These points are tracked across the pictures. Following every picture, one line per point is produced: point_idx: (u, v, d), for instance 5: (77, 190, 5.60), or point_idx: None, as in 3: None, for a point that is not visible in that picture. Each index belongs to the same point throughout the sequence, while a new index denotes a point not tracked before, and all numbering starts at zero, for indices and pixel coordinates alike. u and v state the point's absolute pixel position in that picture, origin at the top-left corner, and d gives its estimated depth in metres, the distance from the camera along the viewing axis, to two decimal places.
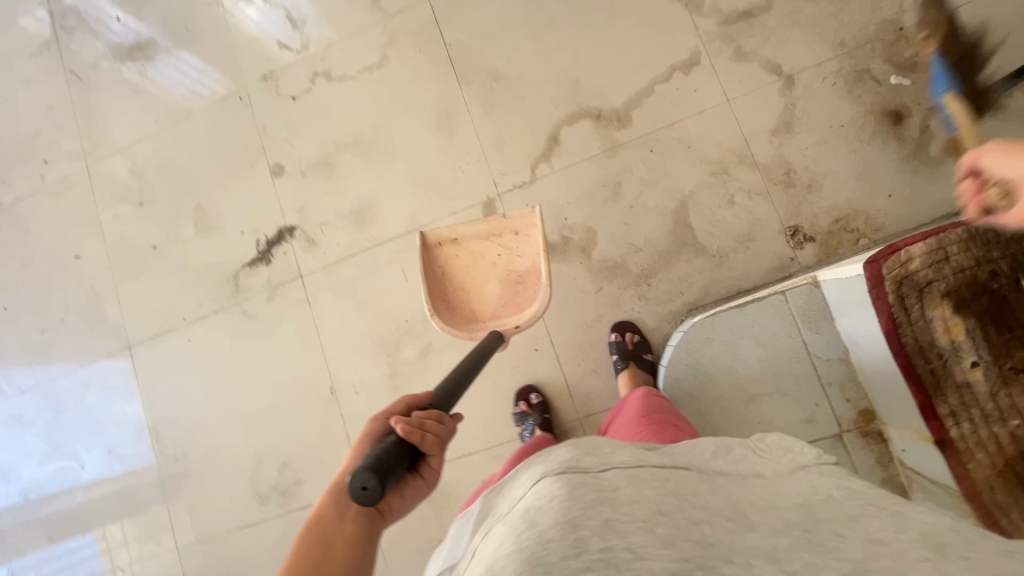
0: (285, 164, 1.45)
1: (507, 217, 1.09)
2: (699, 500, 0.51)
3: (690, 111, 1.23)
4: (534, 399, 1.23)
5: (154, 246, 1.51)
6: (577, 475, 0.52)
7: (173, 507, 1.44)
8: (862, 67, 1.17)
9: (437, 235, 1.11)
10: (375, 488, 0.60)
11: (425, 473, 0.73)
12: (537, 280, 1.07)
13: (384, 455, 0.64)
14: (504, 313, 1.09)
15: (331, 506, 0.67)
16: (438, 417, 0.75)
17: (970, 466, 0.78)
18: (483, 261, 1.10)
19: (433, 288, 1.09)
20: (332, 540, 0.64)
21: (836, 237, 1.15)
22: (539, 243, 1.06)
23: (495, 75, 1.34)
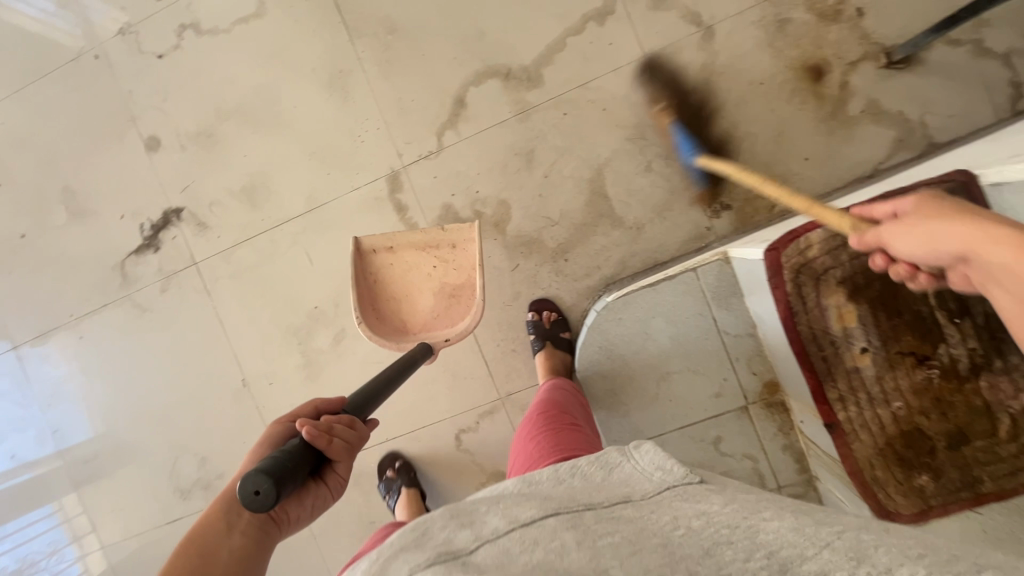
0: (161, 136, 1.27)
1: (444, 229, 1.01)
2: (564, 563, 0.44)
3: (605, 68, 1.13)
4: (397, 466, 1.22)
5: (23, 236, 1.34)
6: (447, 565, 0.45)
7: (92, 507, 1.38)
8: (784, 16, 1.08)
9: (372, 242, 1.02)
10: (269, 493, 0.53)
11: (330, 481, 0.67)
12: (471, 294, 1.01)
13: (283, 457, 0.58)
14: (437, 326, 1.02)
15: (220, 517, 0.61)
16: (349, 422, 0.69)
17: (853, 446, 0.83)
18: (417, 274, 1.02)
19: (362, 298, 1.00)
20: (217, 553, 0.58)
21: (753, 204, 1.12)
22: (476, 257, 0.99)
23: (390, 27, 1.18)
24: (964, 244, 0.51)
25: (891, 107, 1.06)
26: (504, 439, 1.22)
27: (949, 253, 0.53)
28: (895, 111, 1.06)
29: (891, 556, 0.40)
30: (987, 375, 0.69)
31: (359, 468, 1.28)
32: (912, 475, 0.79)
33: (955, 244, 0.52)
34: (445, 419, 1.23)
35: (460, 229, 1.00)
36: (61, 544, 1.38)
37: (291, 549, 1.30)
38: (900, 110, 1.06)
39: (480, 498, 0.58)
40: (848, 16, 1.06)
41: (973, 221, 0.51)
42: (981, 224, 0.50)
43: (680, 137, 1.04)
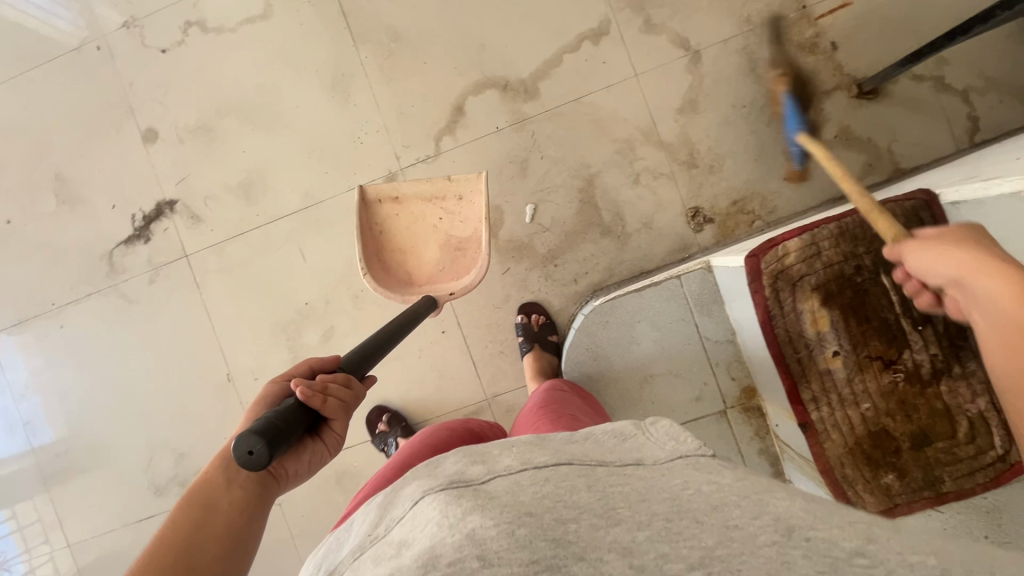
0: (159, 128, 1.28)
1: (451, 180, 1.04)
2: (575, 497, 0.47)
3: (598, 84, 1.19)
4: (387, 418, 1.22)
5: (8, 221, 1.32)
6: (461, 487, 0.50)
7: (60, 503, 1.34)
8: (766, 45, 1.16)
9: (379, 192, 1.05)
10: (260, 456, 0.53)
11: (327, 439, 0.67)
12: (477, 248, 1.04)
13: (277, 417, 0.57)
14: (441, 279, 1.05)
15: (218, 471, 0.61)
16: (344, 381, 0.68)
17: (825, 445, 0.85)
18: (424, 225, 1.05)
19: (369, 246, 1.04)
20: (216, 505, 0.59)
21: (734, 219, 1.18)
22: (482, 210, 1.02)
23: (394, 35, 1.23)
24: (965, 271, 0.57)
25: (861, 134, 1.14)
26: None
27: (948, 277, 0.59)
28: (865, 138, 1.14)
29: (902, 543, 0.40)
30: (945, 379, 0.79)
31: (342, 467, 1.28)
32: (880, 475, 0.83)
33: (953, 269, 0.58)
34: (431, 419, 1.24)
35: (466, 180, 1.03)
36: (10, 555, 1.35)
37: (267, 549, 1.28)
38: (869, 137, 1.14)
39: (488, 445, 0.60)
40: (824, 49, 1.14)
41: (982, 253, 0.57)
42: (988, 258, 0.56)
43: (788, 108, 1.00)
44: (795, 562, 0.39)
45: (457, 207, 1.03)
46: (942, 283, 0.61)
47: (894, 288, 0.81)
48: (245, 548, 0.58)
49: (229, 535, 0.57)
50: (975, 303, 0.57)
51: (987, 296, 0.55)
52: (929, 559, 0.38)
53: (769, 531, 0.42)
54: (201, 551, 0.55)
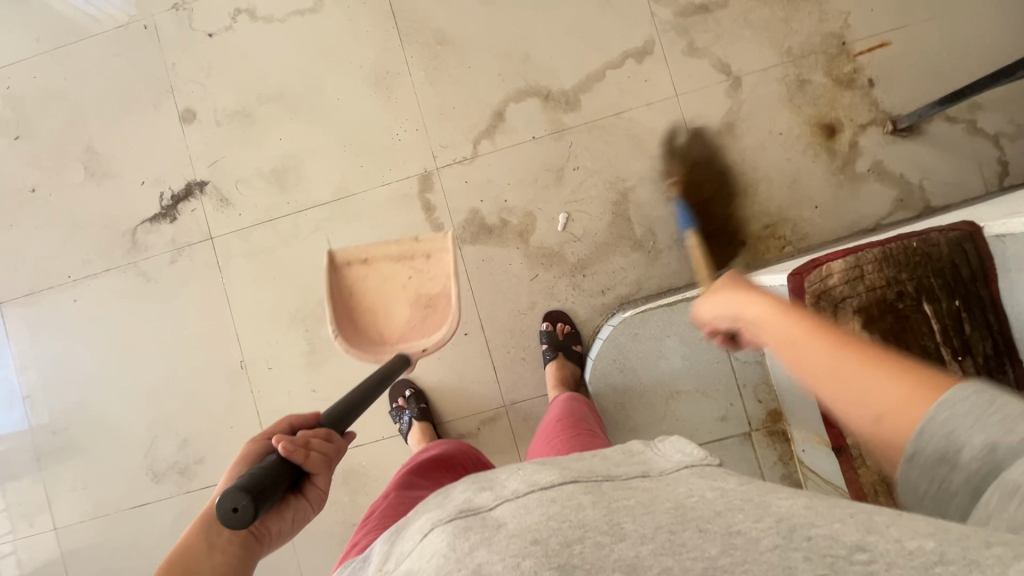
0: (197, 110, 1.28)
1: (419, 240, 1.05)
2: (579, 515, 0.47)
3: (639, 101, 1.21)
4: (409, 393, 1.21)
5: (33, 189, 1.31)
6: (470, 517, 0.52)
7: (49, 482, 1.29)
8: (805, 76, 1.18)
9: (347, 255, 1.05)
10: (246, 510, 0.59)
11: (309, 494, 0.72)
12: (447, 303, 1.04)
13: (260, 475, 0.63)
14: (414, 336, 1.03)
15: (200, 535, 0.64)
16: (325, 436, 0.74)
17: (859, 471, 0.84)
18: (393, 283, 1.05)
19: (338, 310, 1.03)
20: (198, 573, 0.61)
21: (765, 243, 1.18)
22: (451, 267, 1.03)
23: (441, 38, 1.24)
24: (744, 307, 0.63)
25: (894, 169, 1.16)
26: (503, 447, 1.21)
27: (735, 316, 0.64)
28: (897, 173, 1.16)
29: (902, 530, 0.38)
30: None
31: (349, 466, 1.24)
32: None
33: (735, 308, 0.64)
34: (446, 421, 1.22)
35: (433, 240, 1.04)
36: None
37: None
38: (901, 172, 1.16)
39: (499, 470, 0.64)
40: (861, 85, 1.17)
41: (751, 291, 0.64)
42: (757, 293, 0.63)
43: (682, 211, 1.13)
44: (795, 565, 0.37)
45: (426, 265, 1.04)
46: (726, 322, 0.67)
47: (935, 317, 0.82)
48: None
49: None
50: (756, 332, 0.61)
51: (764, 320, 0.59)
52: (925, 542, 0.36)
53: (771, 534, 0.40)
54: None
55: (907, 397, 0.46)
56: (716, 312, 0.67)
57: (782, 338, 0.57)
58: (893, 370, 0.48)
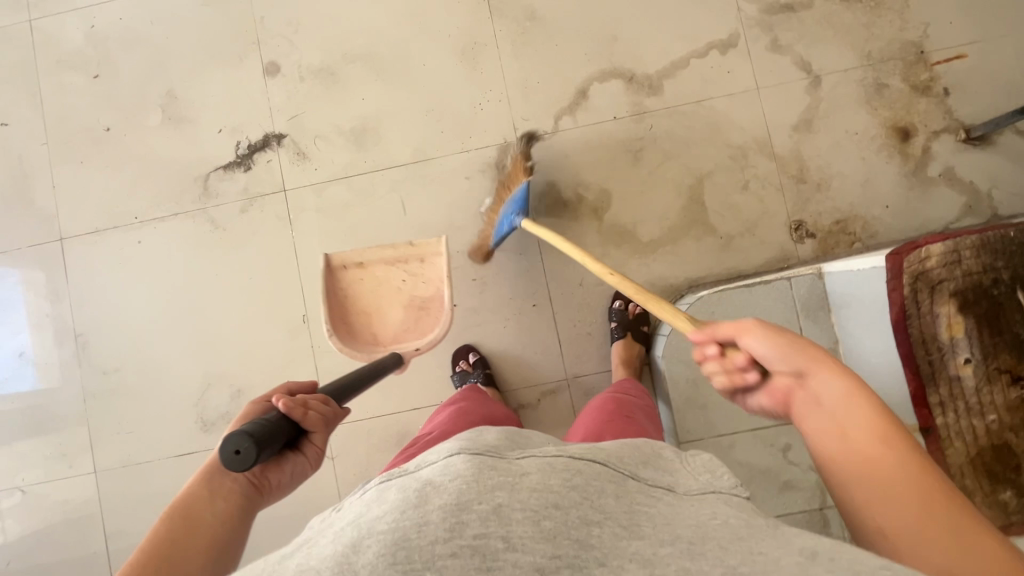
0: (282, 64, 1.30)
1: (413, 244, 1.12)
2: (600, 502, 0.46)
3: (720, 92, 1.24)
4: (473, 358, 1.21)
5: (107, 129, 1.31)
6: (492, 460, 0.49)
7: (94, 424, 1.28)
8: (883, 80, 1.22)
9: (344, 259, 1.13)
10: (248, 453, 0.60)
11: (308, 451, 0.74)
12: (439, 305, 1.12)
13: (263, 425, 0.64)
14: (407, 338, 1.12)
15: (201, 485, 0.66)
16: (323, 399, 0.77)
17: (947, 453, 0.85)
18: (388, 287, 1.14)
19: (335, 311, 1.10)
20: (200, 516, 0.63)
21: (835, 237, 1.21)
22: (443, 270, 1.11)
23: (530, 14, 1.27)
24: (814, 367, 0.56)
25: (964, 176, 1.20)
26: (562, 420, 1.22)
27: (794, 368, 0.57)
28: (967, 180, 1.20)
29: None
30: None
31: (404, 428, 1.24)
32: (996, 490, 0.83)
33: (801, 362, 0.57)
34: (507, 390, 1.23)
35: (428, 244, 1.12)
36: (32, 475, 1.28)
37: (314, 503, 1.23)
38: (971, 180, 1.20)
39: (528, 436, 0.61)
40: (937, 93, 1.21)
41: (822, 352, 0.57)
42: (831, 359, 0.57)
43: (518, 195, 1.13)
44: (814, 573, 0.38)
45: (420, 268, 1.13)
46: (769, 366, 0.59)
47: None
48: (228, 553, 0.62)
49: (215, 542, 0.62)
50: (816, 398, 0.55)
51: (839, 395, 0.54)
52: None
53: (793, 555, 0.40)
54: (186, 557, 0.58)
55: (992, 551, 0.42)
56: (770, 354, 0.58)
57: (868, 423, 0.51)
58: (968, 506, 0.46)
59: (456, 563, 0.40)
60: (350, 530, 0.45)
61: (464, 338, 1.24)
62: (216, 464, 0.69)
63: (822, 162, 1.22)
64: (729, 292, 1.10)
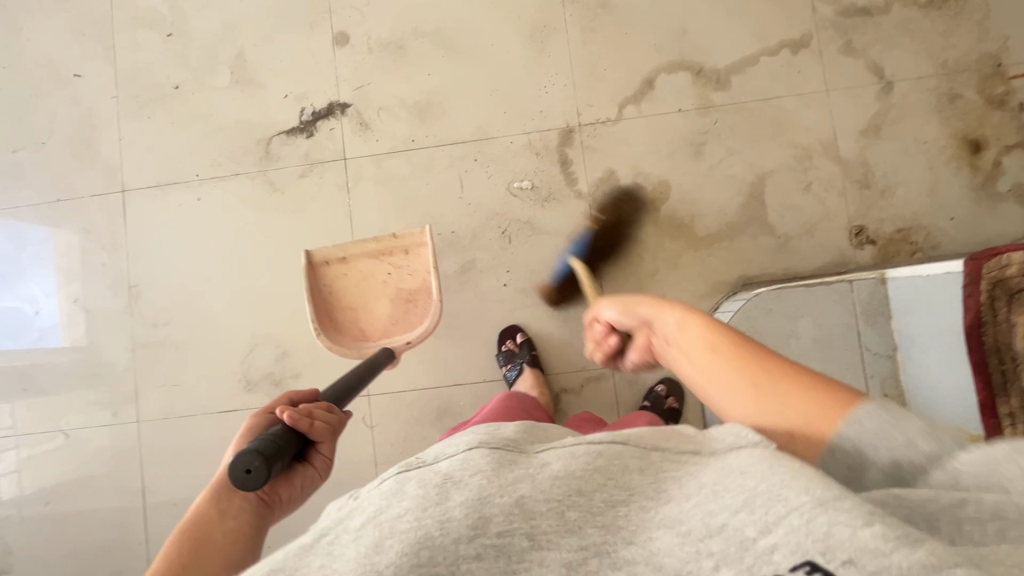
0: (351, 35, 1.31)
1: (396, 236, 1.11)
2: (625, 480, 0.43)
3: (788, 91, 1.23)
4: (520, 338, 1.22)
5: (176, 87, 1.34)
6: (509, 454, 0.46)
7: (140, 376, 1.31)
8: (957, 91, 1.20)
9: (324, 254, 1.11)
10: (259, 471, 0.56)
11: (315, 462, 0.71)
12: (427, 297, 1.11)
13: (272, 441, 0.61)
14: (395, 331, 1.11)
15: (210, 504, 0.62)
16: (327, 407, 0.74)
17: None
18: (373, 281, 1.12)
19: (319, 308, 1.09)
20: (212, 539, 0.58)
21: (895, 246, 1.19)
22: (428, 262, 1.09)
23: (602, 2, 1.27)
24: (652, 310, 0.63)
25: None
26: (604, 408, 1.22)
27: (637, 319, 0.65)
28: None
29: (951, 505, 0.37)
30: None
31: (445, 402, 1.24)
32: None
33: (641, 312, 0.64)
34: (551, 372, 1.23)
35: (411, 236, 1.10)
36: (76, 419, 1.31)
37: (351, 470, 1.24)
38: None
39: (550, 430, 0.57)
40: (1012, 107, 1.19)
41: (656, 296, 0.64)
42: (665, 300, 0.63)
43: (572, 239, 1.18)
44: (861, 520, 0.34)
45: (405, 260, 1.11)
46: (620, 321, 0.68)
47: None
48: None
49: (229, 564, 0.57)
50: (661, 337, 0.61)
51: (674, 328, 0.60)
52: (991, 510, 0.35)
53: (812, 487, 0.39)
54: None
55: (814, 415, 0.48)
56: (617, 312, 0.68)
57: (704, 343, 0.56)
58: (806, 390, 0.50)
59: (485, 565, 0.38)
60: (371, 527, 0.41)
61: (511, 317, 1.25)
62: (222, 485, 0.64)
63: (888, 169, 1.20)
64: (790, 287, 1.12)
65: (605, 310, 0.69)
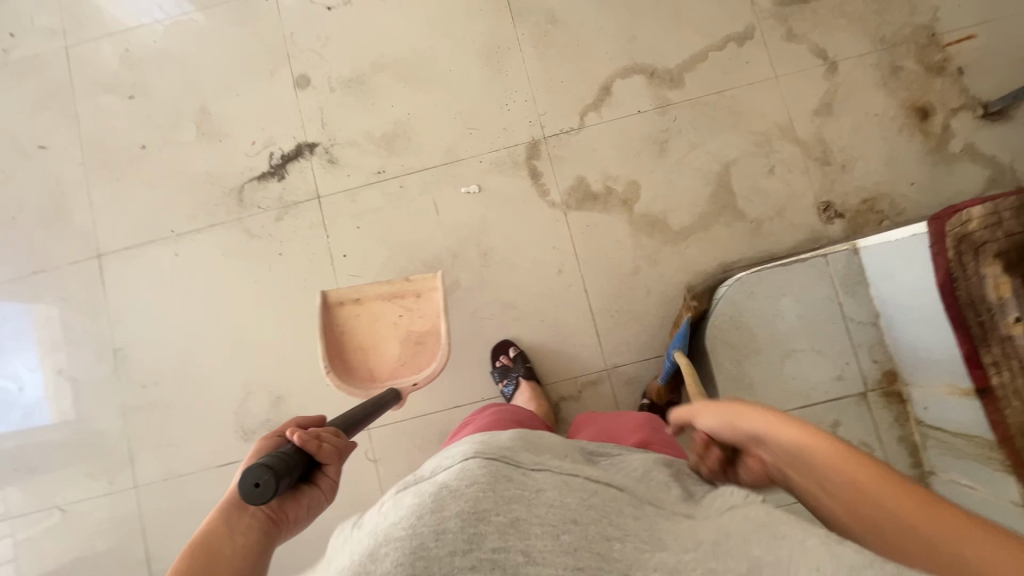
0: (312, 76, 1.33)
1: (409, 280, 1.13)
2: (621, 520, 0.45)
3: (740, 82, 1.27)
4: (513, 352, 1.22)
5: (143, 146, 1.35)
6: (505, 467, 0.49)
7: (134, 440, 1.28)
8: (898, 63, 1.26)
9: (339, 295, 1.12)
10: (269, 485, 0.55)
11: (322, 484, 0.67)
12: (436, 340, 1.10)
13: (282, 457, 0.59)
14: (402, 373, 1.09)
15: (221, 519, 0.58)
16: (334, 430, 0.71)
17: (1006, 412, 0.83)
18: (385, 323, 1.11)
19: (330, 348, 1.09)
20: (221, 552, 0.55)
21: (863, 216, 1.23)
22: (439, 305, 1.10)
23: (551, 18, 1.31)
24: (760, 422, 0.56)
25: (986, 150, 1.22)
26: (604, 412, 1.22)
27: (736, 431, 0.59)
28: (989, 154, 1.22)
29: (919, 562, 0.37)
30: None
31: (445, 426, 1.24)
32: None
33: (746, 423, 0.58)
34: (546, 382, 1.23)
35: (423, 279, 1.12)
36: (71, 491, 1.27)
37: (358, 508, 1.22)
38: (993, 153, 1.22)
39: (544, 438, 0.61)
40: (951, 72, 1.24)
41: (767, 409, 0.57)
42: (776, 413, 0.56)
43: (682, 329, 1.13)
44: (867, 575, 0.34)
45: (416, 303, 1.11)
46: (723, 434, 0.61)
47: None
48: None
49: None
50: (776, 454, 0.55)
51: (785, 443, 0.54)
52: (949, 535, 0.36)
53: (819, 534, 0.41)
54: None
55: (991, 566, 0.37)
56: (717, 421, 0.61)
57: (830, 465, 0.50)
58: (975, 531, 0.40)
59: None
60: (369, 542, 0.43)
61: (502, 333, 1.25)
62: (232, 500, 0.60)
63: (845, 144, 1.25)
64: (770, 270, 1.12)
65: (704, 420, 0.63)
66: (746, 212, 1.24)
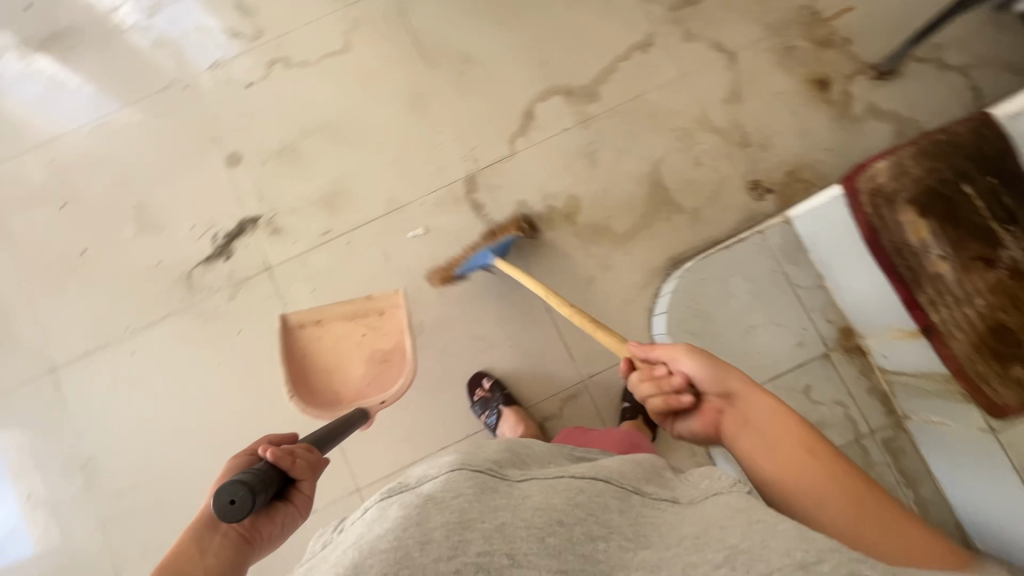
0: (243, 152, 1.35)
1: (372, 298, 1.13)
2: (607, 517, 0.47)
3: (651, 85, 1.34)
4: (489, 383, 1.22)
5: (83, 251, 1.33)
6: (492, 478, 0.50)
7: (117, 551, 1.23)
8: (790, 43, 1.35)
9: (300, 317, 1.11)
10: (242, 502, 0.55)
11: (296, 500, 0.66)
12: (401, 359, 1.11)
13: (255, 474, 0.59)
14: (369, 392, 1.09)
15: (193, 539, 0.59)
16: (307, 445, 0.70)
17: (952, 345, 0.88)
18: (347, 342, 1.12)
19: (292, 372, 1.08)
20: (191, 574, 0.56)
21: (791, 187, 1.29)
22: (403, 320, 1.11)
23: (464, 57, 1.37)
24: (741, 385, 0.68)
25: (887, 107, 1.30)
26: (589, 423, 1.23)
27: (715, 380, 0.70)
28: (890, 110, 1.30)
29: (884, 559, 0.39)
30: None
31: None
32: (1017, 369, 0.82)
33: (728, 379, 0.69)
34: (527, 406, 1.24)
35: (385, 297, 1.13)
36: None
37: None
38: (893, 109, 1.30)
39: (532, 447, 0.62)
40: (839, 43, 1.34)
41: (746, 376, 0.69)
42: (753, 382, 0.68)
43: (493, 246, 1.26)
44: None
45: (379, 320, 1.12)
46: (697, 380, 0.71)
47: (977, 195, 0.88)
48: None
49: None
50: (740, 411, 0.67)
51: (757, 408, 0.66)
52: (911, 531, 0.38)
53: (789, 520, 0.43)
54: None
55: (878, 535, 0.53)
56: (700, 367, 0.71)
57: (796, 435, 0.62)
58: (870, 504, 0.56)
59: None
60: (353, 553, 0.44)
61: (474, 367, 1.26)
62: (205, 518, 0.61)
63: (760, 124, 1.32)
64: (715, 254, 1.16)
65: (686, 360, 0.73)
66: (683, 204, 1.29)
